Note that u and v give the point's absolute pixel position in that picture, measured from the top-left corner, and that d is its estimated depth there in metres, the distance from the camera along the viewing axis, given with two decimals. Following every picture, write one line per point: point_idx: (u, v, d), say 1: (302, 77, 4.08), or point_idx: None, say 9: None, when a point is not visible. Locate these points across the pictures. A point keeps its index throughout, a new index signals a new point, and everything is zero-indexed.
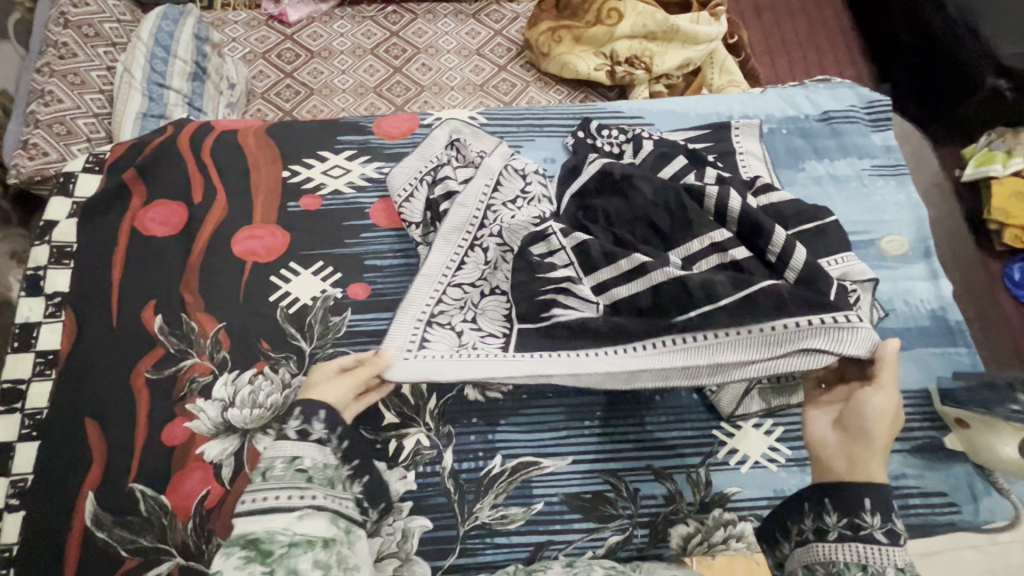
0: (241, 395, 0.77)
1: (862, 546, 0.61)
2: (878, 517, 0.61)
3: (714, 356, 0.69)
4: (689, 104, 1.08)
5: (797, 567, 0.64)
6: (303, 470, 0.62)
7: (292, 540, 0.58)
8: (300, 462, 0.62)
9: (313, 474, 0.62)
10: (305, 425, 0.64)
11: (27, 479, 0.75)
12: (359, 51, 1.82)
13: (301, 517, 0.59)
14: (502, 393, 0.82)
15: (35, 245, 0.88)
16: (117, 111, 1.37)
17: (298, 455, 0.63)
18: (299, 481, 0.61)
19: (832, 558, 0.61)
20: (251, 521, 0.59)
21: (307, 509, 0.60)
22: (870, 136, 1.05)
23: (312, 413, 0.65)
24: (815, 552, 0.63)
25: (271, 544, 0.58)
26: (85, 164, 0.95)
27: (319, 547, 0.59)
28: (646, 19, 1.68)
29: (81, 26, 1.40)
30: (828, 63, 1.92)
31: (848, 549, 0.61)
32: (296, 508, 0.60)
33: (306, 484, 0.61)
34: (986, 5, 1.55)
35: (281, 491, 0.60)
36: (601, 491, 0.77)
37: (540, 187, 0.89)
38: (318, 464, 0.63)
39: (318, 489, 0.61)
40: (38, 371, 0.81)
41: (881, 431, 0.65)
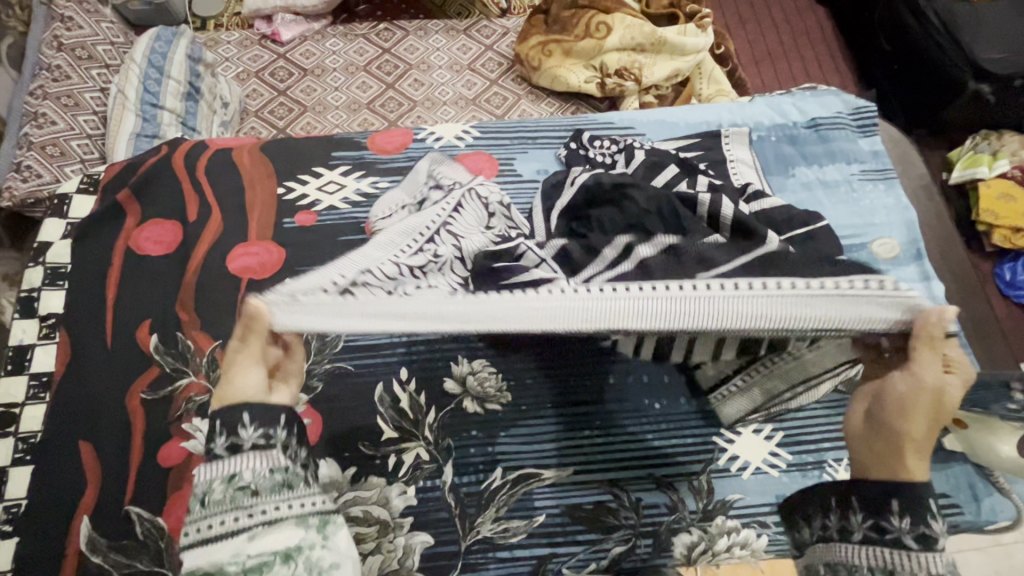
0: None
1: (887, 551, 0.55)
2: (907, 519, 0.54)
3: (794, 314, 0.49)
4: (679, 114, 1.09)
5: (819, 564, 0.62)
6: (244, 486, 0.50)
7: (244, 566, 0.49)
8: (238, 478, 0.50)
9: (257, 486, 0.50)
10: (232, 439, 0.51)
11: (20, 504, 0.73)
12: (352, 67, 1.84)
13: (252, 539, 0.49)
14: (501, 405, 0.82)
15: (29, 266, 0.87)
16: (111, 131, 1.37)
17: (235, 470, 0.51)
18: (242, 499, 0.50)
19: (853, 562, 0.57)
20: (198, 554, 0.49)
21: (256, 528, 0.49)
22: (858, 142, 1.06)
23: (236, 421, 0.51)
24: (837, 553, 0.60)
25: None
26: (80, 185, 0.95)
27: (277, 567, 0.49)
28: (634, 33, 1.73)
29: (75, 49, 1.41)
30: (814, 72, 1.96)
31: (869, 553, 0.56)
32: (243, 529, 0.49)
33: (251, 500, 0.50)
34: (963, 15, 1.60)
35: (224, 515, 0.50)
36: (603, 502, 0.77)
37: (506, 220, 0.84)
38: (260, 473, 0.51)
39: (268, 501, 0.50)
40: (32, 394, 0.80)
41: (912, 422, 0.52)
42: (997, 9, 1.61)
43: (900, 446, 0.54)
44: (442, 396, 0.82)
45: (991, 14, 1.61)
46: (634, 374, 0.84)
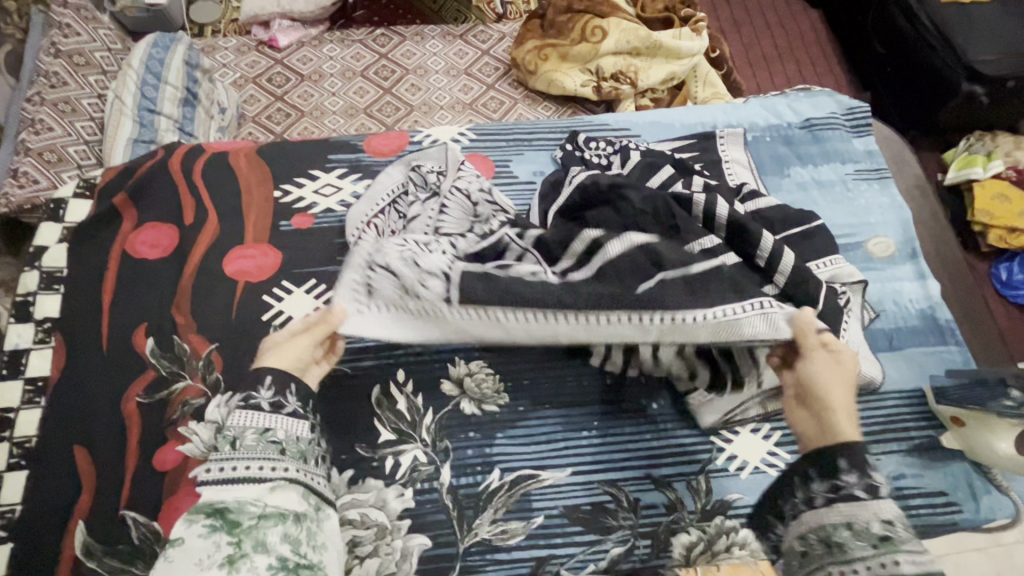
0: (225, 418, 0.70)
1: (846, 505, 0.59)
2: (856, 474, 0.60)
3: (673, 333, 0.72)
4: (674, 116, 1.10)
5: (791, 540, 0.62)
6: (276, 442, 0.62)
7: (262, 511, 0.57)
8: (273, 433, 0.63)
9: (286, 446, 0.63)
10: (278, 398, 0.66)
11: (15, 509, 0.73)
12: (348, 73, 1.85)
13: (273, 488, 0.59)
14: (499, 407, 0.82)
15: (25, 271, 0.87)
16: (108, 136, 1.37)
17: (270, 427, 0.63)
18: (273, 452, 0.61)
19: (822, 523, 0.60)
20: (219, 492, 0.58)
21: (279, 480, 0.60)
22: (852, 142, 1.07)
23: (285, 383, 0.67)
24: (806, 520, 0.62)
25: (240, 514, 0.56)
26: (76, 189, 0.95)
27: (290, 521, 0.57)
28: (630, 36, 1.75)
29: (73, 56, 1.42)
30: (809, 74, 1.97)
31: (834, 511, 0.60)
32: (267, 479, 0.59)
33: (278, 456, 0.62)
34: (955, 17, 1.63)
35: (253, 461, 0.60)
36: (601, 503, 0.77)
37: (490, 206, 0.86)
38: (291, 435, 0.64)
39: (290, 462, 0.62)
40: (27, 399, 0.79)
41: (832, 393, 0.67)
42: (989, 12, 1.63)
43: (829, 414, 0.65)
44: (439, 397, 0.82)
45: (982, 17, 1.63)
46: (632, 374, 0.84)
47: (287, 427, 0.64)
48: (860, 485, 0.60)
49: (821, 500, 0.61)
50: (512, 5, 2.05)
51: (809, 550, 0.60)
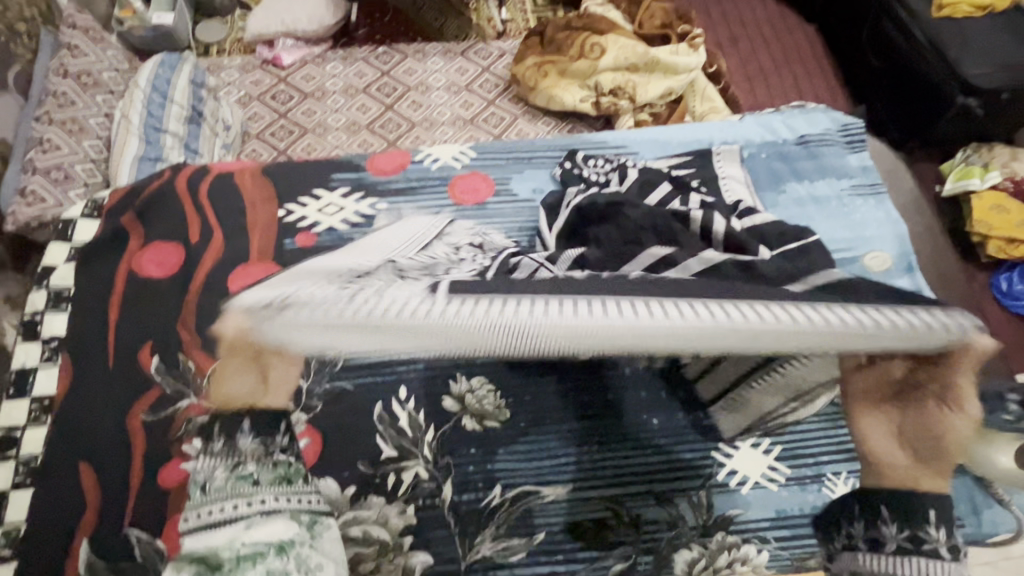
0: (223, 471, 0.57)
1: (920, 560, 0.59)
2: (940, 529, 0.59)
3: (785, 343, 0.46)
4: (672, 133, 1.12)
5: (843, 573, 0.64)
6: (247, 475, 0.56)
7: (239, 553, 0.54)
8: (243, 466, 0.56)
9: (259, 476, 0.56)
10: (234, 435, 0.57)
11: (20, 528, 0.74)
12: (351, 90, 1.88)
13: (250, 527, 0.54)
14: (500, 423, 0.82)
15: (33, 290, 0.89)
16: (115, 155, 1.40)
17: (240, 460, 0.56)
18: (245, 486, 0.55)
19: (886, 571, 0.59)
20: (199, 537, 0.55)
21: (255, 517, 0.54)
22: (847, 157, 1.08)
23: (235, 427, 0.56)
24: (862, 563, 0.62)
25: (219, 558, 0.54)
26: (85, 210, 0.97)
27: (270, 558, 0.54)
28: (628, 53, 1.78)
29: (81, 76, 1.44)
30: (806, 88, 2.00)
31: (905, 564, 0.59)
32: (244, 516, 0.55)
33: (252, 488, 0.55)
34: (948, 32, 1.66)
35: (227, 501, 0.55)
36: (602, 519, 0.77)
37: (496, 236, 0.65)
38: (265, 463, 0.56)
39: (268, 490, 0.56)
40: (34, 417, 0.80)
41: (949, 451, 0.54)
42: (980, 27, 1.67)
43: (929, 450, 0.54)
44: (441, 414, 0.82)
45: (974, 33, 1.65)
46: (632, 390, 0.84)
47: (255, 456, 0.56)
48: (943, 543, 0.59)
49: (892, 547, 0.59)
50: (511, 22, 2.09)
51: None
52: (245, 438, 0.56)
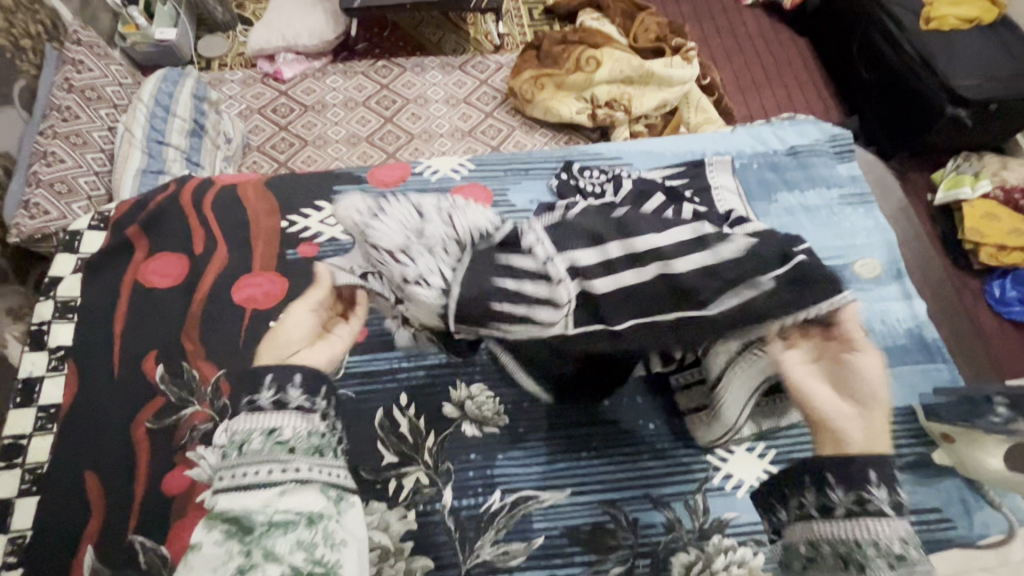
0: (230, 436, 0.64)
1: (873, 521, 0.61)
2: (884, 489, 0.62)
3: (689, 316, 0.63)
4: (665, 145, 1.15)
5: (799, 541, 0.67)
6: (283, 442, 0.62)
7: (272, 519, 0.58)
8: (279, 433, 0.62)
9: (295, 445, 0.62)
10: (279, 395, 0.65)
11: (25, 536, 0.75)
12: (351, 103, 1.91)
13: (284, 493, 0.60)
14: (499, 428, 0.84)
15: (40, 300, 0.91)
16: (119, 168, 1.42)
17: (277, 427, 0.63)
18: (281, 452, 0.61)
19: (842, 536, 0.62)
20: (230, 499, 0.60)
21: (289, 484, 0.60)
22: (836, 167, 1.11)
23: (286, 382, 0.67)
24: (819, 529, 0.64)
25: (251, 522, 0.58)
26: (91, 222, 0.99)
27: (301, 526, 0.59)
28: (623, 66, 1.81)
29: (85, 90, 1.46)
30: (798, 100, 2.04)
31: (860, 526, 0.61)
32: (278, 483, 0.60)
33: (288, 456, 0.62)
34: (936, 45, 1.70)
35: (261, 465, 0.61)
36: (601, 523, 0.78)
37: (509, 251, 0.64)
38: (300, 433, 0.63)
39: (302, 459, 0.62)
40: (40, 426, 0.82)
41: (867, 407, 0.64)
42: (967, 40, 1.71)
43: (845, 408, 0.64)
44: (441, 420, 0.84)
45: (959, 45, 1.70)
46: (628, 396, 0.86)
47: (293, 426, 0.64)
48: (888, 501, 0.62)
49: (842, 511, 0.62)
50: (509, 36, 2.13)
51: (819, 556, 0.64)
52: (294, 391, 0.66)
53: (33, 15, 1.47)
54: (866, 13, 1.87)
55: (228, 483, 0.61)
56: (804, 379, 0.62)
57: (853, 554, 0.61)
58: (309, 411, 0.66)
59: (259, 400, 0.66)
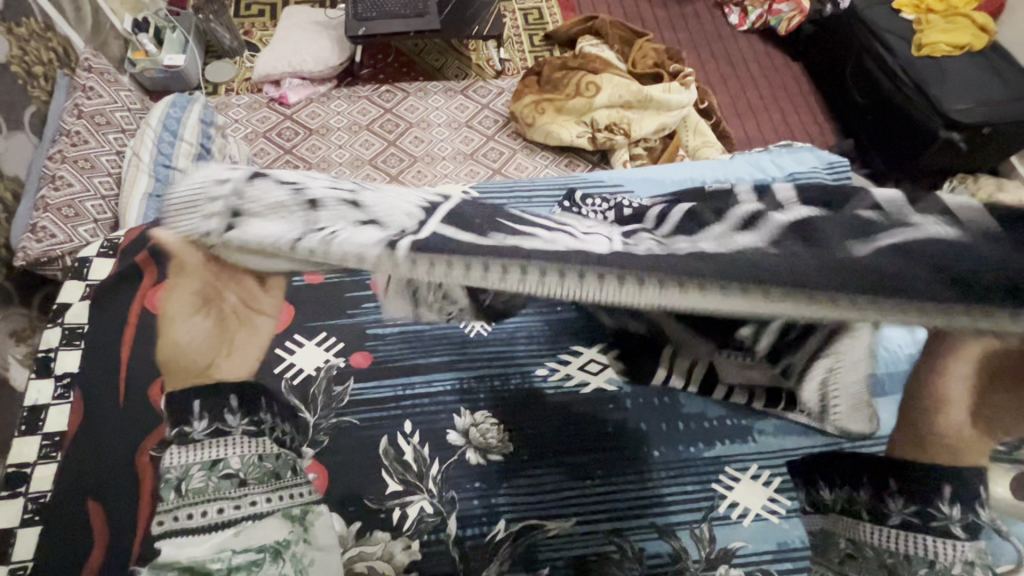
0: (202, 462, 0.75)
1: (928, 537, 0.65)
2: (957, 508, 0.61)
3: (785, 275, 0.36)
4: (665, 172, 1.18)
5: (842, 538, 0.74)
6: (230, 475, 0.75)
7: (231, 564, 0.68)
8: (223, 465, 0.75)
9: (245, 475, 0.75)
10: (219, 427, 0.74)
11: (26, 567, 0.76)
12: (355, 127, 1.94)
13: (238, 533, 0.71)
14: (503, 456, 0.83)
15: (48, 327, 0.94)
16: (126, 192, 1.43)
17: (220, 459, 0.75)
18: (228, 486, 0.74)
19: (890, 547, 0.68)
20: (178, 546, 0.70)
21: (243, 525, 0.72)
22: (833, 194, 1.14)
23: (222, 411, 0.73)
24: (864, 534, 0.70)
25: (207, 568, 0.67)
26: (100, 249, 1.03)
27: (265, 563, 0.69)
28: (622, 91, 1.85)
29: (94, 116, 1.49)
30: (794, 123, 2.07)
31: (909, 540, 0.66)
32: (234, 525, 0.72)
33: (242, 491, 0.75)
34: (928, 70, 1.74)
35: (216, 504, 0.74)
36: (606, 553, 0.77)
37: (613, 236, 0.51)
38: (247, 461, 0.76)
39: (258, 489, 0.75)
40: (44, 454, 0.84)
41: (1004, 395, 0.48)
42: (959, 66, 1.75)
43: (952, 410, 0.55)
44: (445, 448, 0.83)
45: (950, 71, 1.74)
46: (633, 422, 0.87)
47: (239, 453, 0.76)
48: (957, 522, 0.63)
49: (898, 520, 0.66)
50: (509, 61, 2.17)
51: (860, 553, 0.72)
52: (235, 420, 0.74)
53: (45, 44, 1.50)
54: (858, 39, 1.92)
55: (173, 525, 0.72)
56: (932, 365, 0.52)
57: (898, 566, 0.67)
58: (255, 433, 0.76)
59: (193, 431, 0.74)
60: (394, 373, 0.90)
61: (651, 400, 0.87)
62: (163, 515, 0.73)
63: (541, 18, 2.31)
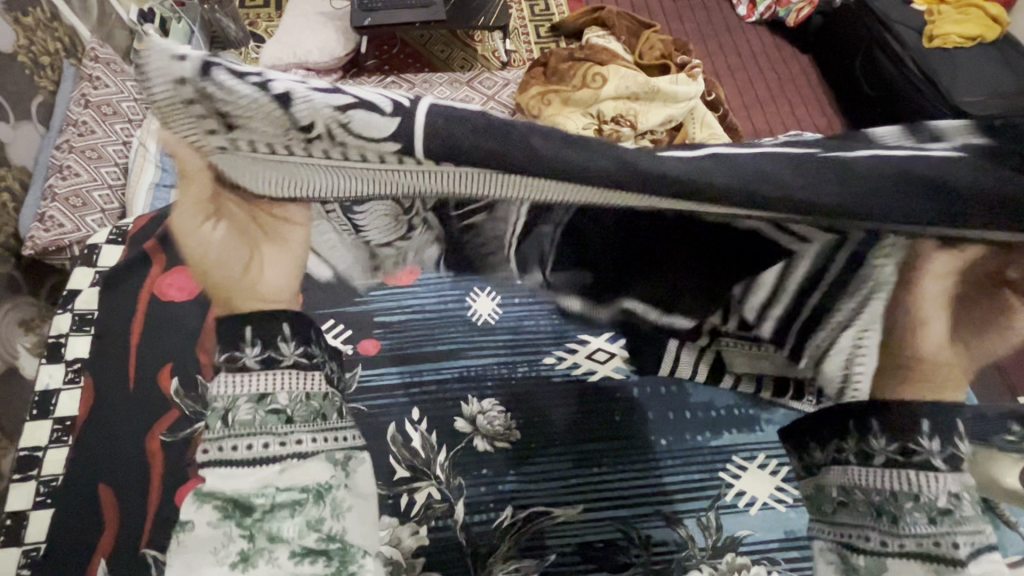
0: (253, 389, 0.57)
1: (915, 472, 0.55)
2: (937, 440, 0.54)
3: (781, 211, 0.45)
4: None
5: (832, 485, 0.63)
6: (278, 410, 0.57)
7: (274, 500, 0.53)
8: (273, 400, 0.57)
9: (292, 412, 0.57)
10: (271, 351, 0.58)
11: (40, 548, 0.77)
12: None
13: (284, 470, 0.54)
14: (511, 443, 0.83)
15: (58, 313, 0.94)
16: (133, 181, 1.43)
17: (268, 392, 0.58)
18: (277, 423, 0.56)
19: (874, 483, 0.57)
20: (219, 473, 0.54)
21: (289, 460, 0.55)
22: None
23: (276, 331, 0.58)
24: (852, 473, 0.60)
25: (251, 502, 0.52)
26: (109, 236, 1.03)
27: (309, 505, 0.53)
28: (629, 83, 1.84)
29: (100, 106, 1.48)
30: (802, 114, 2.06)
31: (892, 475, 0.56)
32: (277, 459, 0.55)
33: (287, 428, 0.56)
34: (940, 62, 1.72)
35: (256, 439, 0.55)
36: (612, 540, 0.78)
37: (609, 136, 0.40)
38: (296, 397, 0.59)
39: (303, 429, 0.57)
40: (56, 438, 0.84)
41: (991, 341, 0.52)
42: (973, 58, 1.73)
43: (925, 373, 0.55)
44: (452, 434, 0.84)
45: (962, 62, 1.72)
46: (640, 410, 0.86)
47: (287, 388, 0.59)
48: (939, 454, 0.54)
49: (881, 458, 0.57)
50: (515, 53, 2.16)
51: (851, 500, 0.60)
52: (287, 345, 0.59)
53: (52, 33, 1.50)
54: (863, 31, 1.92)
55: (224, 455, 0.55)
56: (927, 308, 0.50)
57: (887, 503, 0.56)
58: (308, 366, 0.62)
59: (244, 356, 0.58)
60: (401, 361, 0.90)
61: (658, 388, 0.88)
62: (210, 442, 0.56)
63: (548, 9, 2.30)
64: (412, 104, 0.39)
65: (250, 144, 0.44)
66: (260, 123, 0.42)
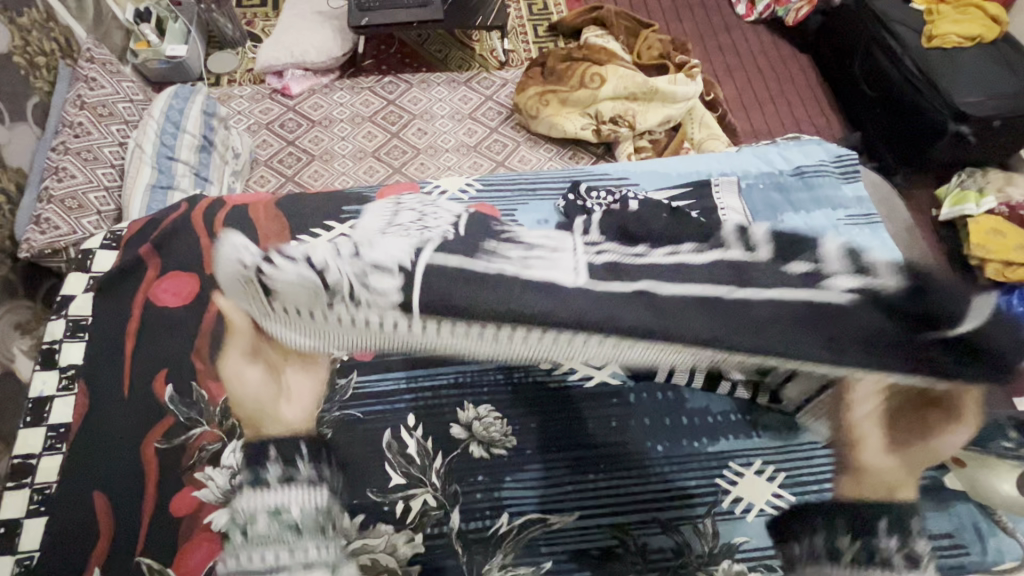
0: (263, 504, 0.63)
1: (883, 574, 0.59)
2: (894, 538, 0.60)
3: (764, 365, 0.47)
4: (671, 165, 1.18)
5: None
6: (290, 522, 0.63)
7: None
8: (286, 513, 0.63)
9: (302, 524, 0.64)
10: (289, 472, 0.63)
11: (33, 556, 0.76)
12: (358, 118, 1.93)
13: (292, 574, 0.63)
14: (507, 450, 0.83)
15: (52, 319, 0.94)
16: (129, 183, 1.42)
17: (281, 505, 0.64)
18: (287, 535, 0.63)
19: None
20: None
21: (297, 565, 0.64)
22: (842, 188, 1.14)
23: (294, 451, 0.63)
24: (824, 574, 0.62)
25: None
26: (104, 241, 1.03)
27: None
28: (627, 83, 1.83)
29: (96, 107, 1.47)
30: (800, 114, 2.05)
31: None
32: (284, 566, 0.63)
33: (295, 537, 0.63)
34: (939, 62, 1.71)
35: (266, 550, 0.63)
36: (609, 547, 0.78)
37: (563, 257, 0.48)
38: (307, 508, 0.65)
39: (308, 538, 0.64)
40: (49, 445, 0.84)
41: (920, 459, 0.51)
42: (973, 58, 1.72)
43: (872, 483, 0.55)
44: (449, 441, 0.83)
45: (961, 63, 1.70)
46: (636, 416, 0.86)
47: (299, 501, 0.65)
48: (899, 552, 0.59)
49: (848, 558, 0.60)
50: (513, 52, 2.15)
51: None
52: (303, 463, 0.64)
53: (47, 34, 1.49)
54: (864, 29, 1.90)
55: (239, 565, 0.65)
56: (871, 443, 0.52)
57: None
58: (317, 483, 0.67)
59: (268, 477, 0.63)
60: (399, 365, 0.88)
61: (656, 397, 0.87)
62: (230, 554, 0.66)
63: (546, 8, 2.29)
64: (413, 262, 0.43)
65: (286, 313, 0.44)
66: (294, 296, 0.43)
